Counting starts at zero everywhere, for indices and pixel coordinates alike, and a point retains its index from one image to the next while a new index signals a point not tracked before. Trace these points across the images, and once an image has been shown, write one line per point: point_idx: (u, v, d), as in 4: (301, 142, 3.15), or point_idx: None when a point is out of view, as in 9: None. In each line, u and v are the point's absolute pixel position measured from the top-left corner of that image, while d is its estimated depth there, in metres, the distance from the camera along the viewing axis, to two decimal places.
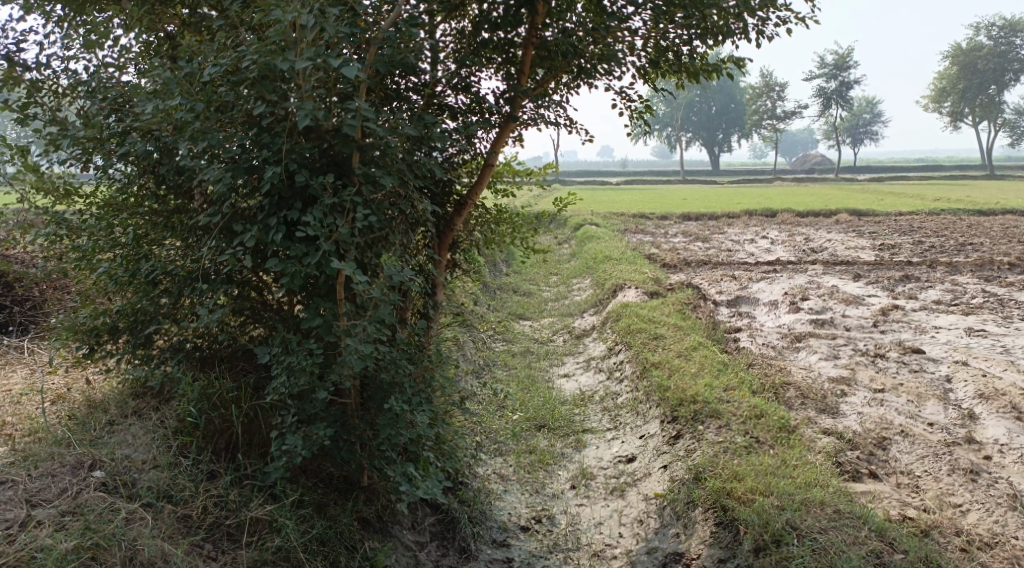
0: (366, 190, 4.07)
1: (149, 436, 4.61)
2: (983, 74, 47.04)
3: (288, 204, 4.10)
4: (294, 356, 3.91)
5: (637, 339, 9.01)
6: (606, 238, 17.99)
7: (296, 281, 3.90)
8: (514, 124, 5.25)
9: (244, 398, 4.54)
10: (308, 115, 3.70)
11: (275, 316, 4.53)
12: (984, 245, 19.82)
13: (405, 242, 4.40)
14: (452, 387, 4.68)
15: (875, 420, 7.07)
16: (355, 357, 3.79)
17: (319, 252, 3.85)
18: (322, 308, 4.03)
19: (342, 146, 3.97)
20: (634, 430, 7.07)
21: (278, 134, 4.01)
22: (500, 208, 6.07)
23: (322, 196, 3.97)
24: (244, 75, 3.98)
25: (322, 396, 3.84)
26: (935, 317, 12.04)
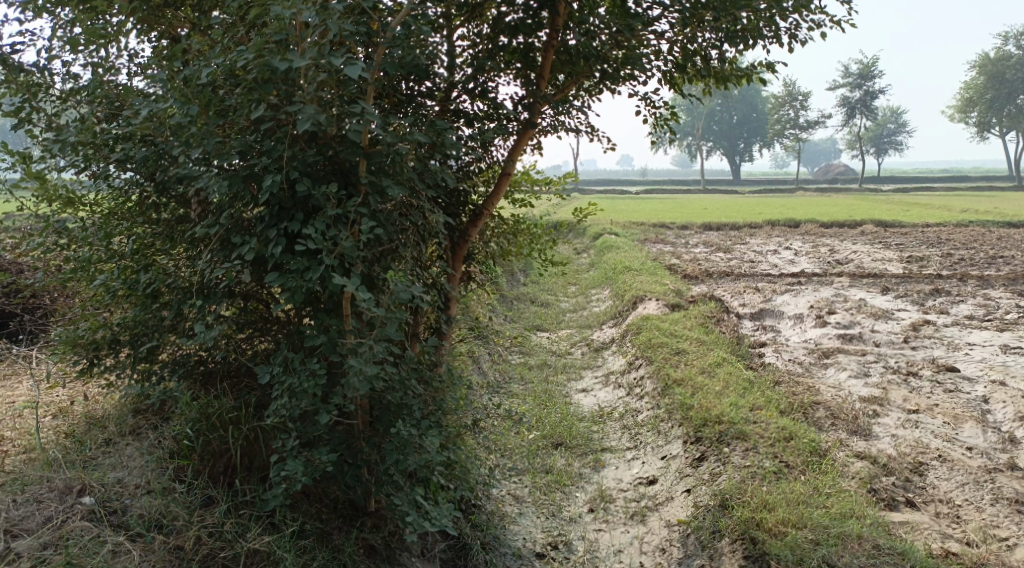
0: (373, 201, 3.83)
1: (143, 458, 4.41)
2: (1011, 85, 46.37)
3: (289, 215, 3.85)
4: (294, 378, 3.67)
5: (658, 354, 8.71)
6: (627, 248, 17.69)
7: (296, 296, 3.66)
8: (533, 132, 4.99)
9: (244, 419, 4.31)
10: (310, 120, 3.46)
11: (278, 332, 4.30)
12: (1015, 258, 19.33)
13: (416, 255, 4.15)
14: (464, 408, 4.41)
15: (910, 444, 6.73)
16: (359, 379, 3.54)
17: (321, 267, 3.61)
18: (326, 325, 3.78)
19: (348, 153, 3.73)
20: (655, 450, 6.77)
21: (280, 140, 3.77)
22: (518, 218, 5.81)
23: (326, 205, 3.73)
24: (244, 77, 3.76)
25: (323, 420, 3.60)
26: (968, 333, 11.65)
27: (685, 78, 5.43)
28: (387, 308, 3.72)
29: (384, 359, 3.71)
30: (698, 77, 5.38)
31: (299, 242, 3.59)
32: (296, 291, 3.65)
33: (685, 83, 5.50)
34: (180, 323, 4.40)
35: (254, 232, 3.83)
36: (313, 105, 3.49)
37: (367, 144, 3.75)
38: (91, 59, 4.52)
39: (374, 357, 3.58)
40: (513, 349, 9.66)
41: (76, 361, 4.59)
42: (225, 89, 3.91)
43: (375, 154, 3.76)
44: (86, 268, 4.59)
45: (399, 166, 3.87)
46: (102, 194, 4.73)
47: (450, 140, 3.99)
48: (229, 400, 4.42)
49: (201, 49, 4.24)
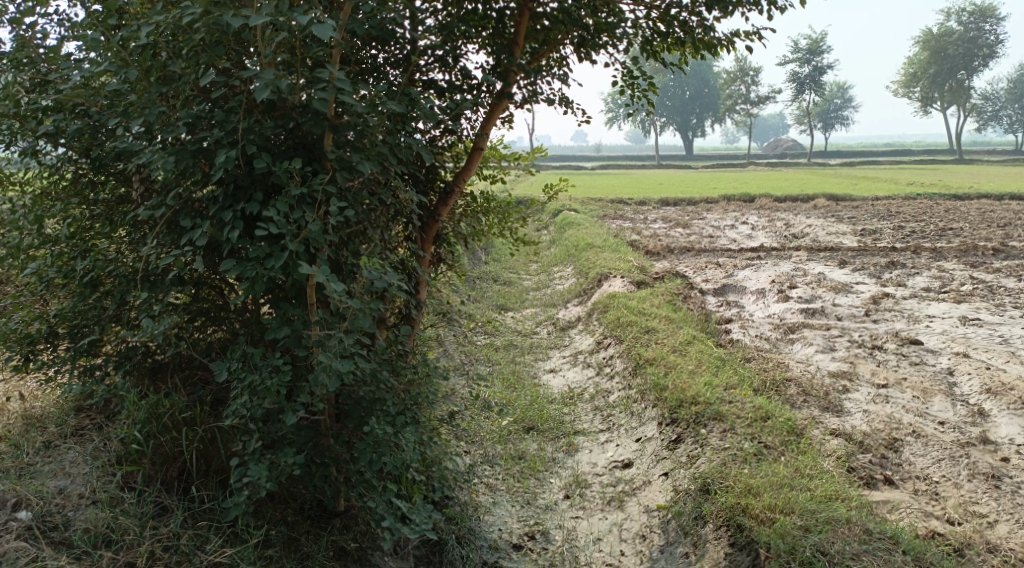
0: (342, 178, 3.57)
1: (87, 464, 4.12)
2: (954, 60, 47.21)
3: (247, 195, 3.56)
4: (257, 375, 3.40)
5: (627, 333, 8.57)
6: (587, 224, 17.55)
7: (258, 285, 3.39)
8: (505, 104, 4.74)
9: (200, 418, 4.04)
10: (269, 86, 3.16)
11: (235, 319, 4.03)
12: (965, 230, 19.61)
13: (385, 237, 3.90)
14: (438, 401, 4.18)
15: (883, 419, 6.67)
16: (328, 375, 3.29)
17: (284, 254, 3.35)
18: (289, 315, 3.52)
19: (312, 125, 3.45)
20: (629, 432, 6.63)
21: (234, 112, 3.47)
22: (488, 195, 5.57)
23: (287, 184, 3.45)
24: (191, 40, 3.43)
25: (289, 420, 3.35)
26: (927, 305, 11.72)
27: (664, 47, 5.21)
28: (358, 296, 3.47)
29: (354, 351, 3.46)
30: (677, 44, 5.15)
31: (259, 225, 3.32)
32: (257, 278, 3.37)
33: (662, 52, 5.28)
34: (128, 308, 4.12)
35: (208, 215, 3.55)
36: (272, 69, 3.19)
37: (335, 114, 3.48)
38: (10, 19, 4.10)
39: (344, 350, 3.33)
40: (479, 330, 9.44)
41: (11, 357, 4.25)
42: (169, 54, 3.58)
43: (342, 125, 3.49)
44: (15, 254, 4.23)
45: (367, 138, 3.60)
46: (31, 172, 4.36)
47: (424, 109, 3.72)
48: (183, 397, 4.13)
49: (140, 11, 3.90)
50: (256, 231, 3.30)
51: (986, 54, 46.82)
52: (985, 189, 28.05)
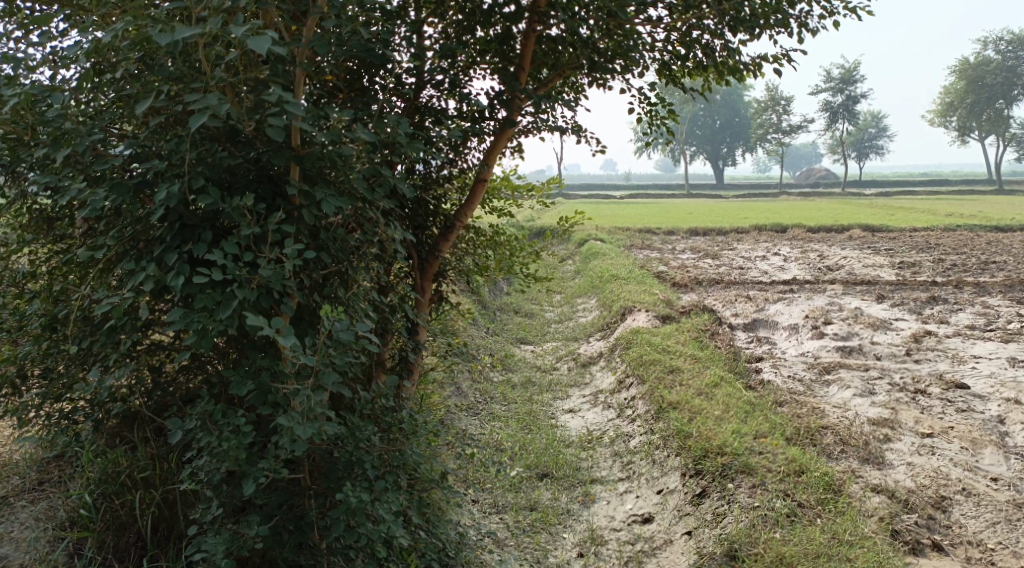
0: (305, 214, 3.25)
1: (33, 528, 3.79)
2: (992, 89, 46.35)
3: (194, 232, 3.28)
4: (213, 436, 3.06)
5: (650, 372, 8.09)
6: (613, 254, 17.07)
7: (205, 342, 3.02)
8: (512, 132, 4.34)
9: (158, 479, 3.70)
10: (206, 110, 2.85)
11: (191, 369, 3.65)
12: (1008, 263, 18.86)
13: (363, 275, 3.61)
14: (428, 462, 3.78)
15: (929, 474, 6.13)
16: (288, 439, 2.92)
17: (232, 304, 2.99)
18: (249, 367, 3.17)
19: (272, 156, 3.15)
20: (650, 483, 6.13)
21: (183, 141, 3.19)
22: (497, 228, 5.13)
23: (240, 223, 3.14)
24: (140, 64, 3.23)
25: (246, 491, 2.92)
26: (972, 345, 11.10)
27: (685, 72, 4.79)
28: (323, 348, 3.11)
29: (324, 413, 3.09)
30: (699, 69, 4.73)
31: (201, 270, 3.00)
32: (202, 330, 3.04)
33: (683, 77, 4.86)
34: (65, 365, 3.70)
35: (152, 256, 3.25)
36: (216, 92, 2.89)
37: (296, 144, 3.16)
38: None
39: (308, 410, 2.96)
40: (495, 366, 9.01)
41: None
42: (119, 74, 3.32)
43: (306, 156, 3.18)
44: None
45: (334, 168, 3.28)
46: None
47: (405, 138, 3.38)
48: (144, 452, 3.79)
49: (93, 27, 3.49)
50: (199, 278, 2.98)
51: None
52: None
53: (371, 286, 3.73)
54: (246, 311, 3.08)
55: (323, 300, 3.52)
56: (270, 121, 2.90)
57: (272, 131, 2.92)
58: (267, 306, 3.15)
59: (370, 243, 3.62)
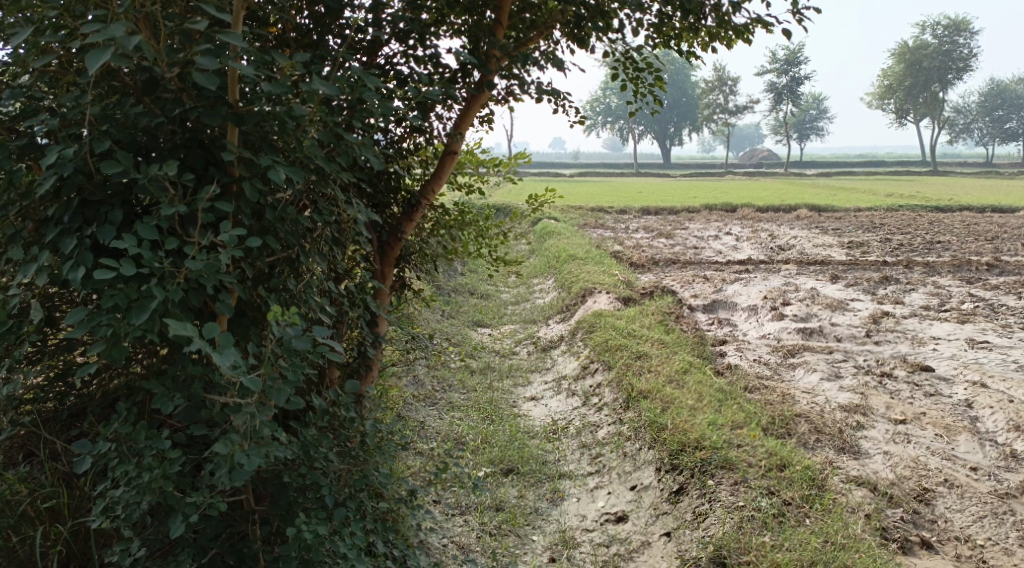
0: (246, 189, 2.84)
1: None
2: (931, 71, 47.15)
3: (100, 211, 2.83)
4: (132, 465, 2.72)
5: (617, 358, 7.77)
6: (568, 234, 16.75)
7: (116, 351, 2.61)
8: (486, 98, 3.92)
9: (65, 512, 3.41)
10: (111, 46, 2.38)
11: (106, 372, 3.22)
12: (954, 243, 19.04)
13: (314, 267, 3.19)
14: (387, 481, 3.44)
15: (908, 464, 5.92)
16: (225, 471, 2.54)
17: (148, 308, 2.54)
18: (176, 375, 2.77)
19: (204, 114, 2.74)
20: (622, 478, 5.83)
21: (88, 104, 2.75)
22: (463, 206, 4.70)
23: (160, 199, 2.73)
24: (35, 11, 2.77)
25: (174, 531, 2.66)
26: (929, 326, 11.05)
27: (673, 34, 4.38)
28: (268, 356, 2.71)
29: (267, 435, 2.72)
30: (687, 31, 4.33)
31: (107, 263, 2.56)
32: (113, 330, 2.62)
33: (670, 41, 4.45)
34: None
35: (47, 241, 2.82)
36: (123, 23, 2.45)
37: (234, 99, 2.76)
38: None
39: (250, 438, 2.60)
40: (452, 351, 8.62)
41: None
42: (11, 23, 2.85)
43: (245, 115, 2.78)
44: None
45: (281, 129, 2.87)
46: None
47: (368, 96, 2.95)
48: (50, 477, 3.48)
49: None
50: (105, 272, 2.55)
51: (962, 67, 46.77)
52: (970, 201, 27.59)
53: (325, 275, 3.32)
54: (169, 310, 2.66)
55: (268, 292, 3.09)
56: (199, 64, 2.48)
57: (201, 77, 2.50)
58: (196, 302, 2.74)
59: (323, 223, 3.22)
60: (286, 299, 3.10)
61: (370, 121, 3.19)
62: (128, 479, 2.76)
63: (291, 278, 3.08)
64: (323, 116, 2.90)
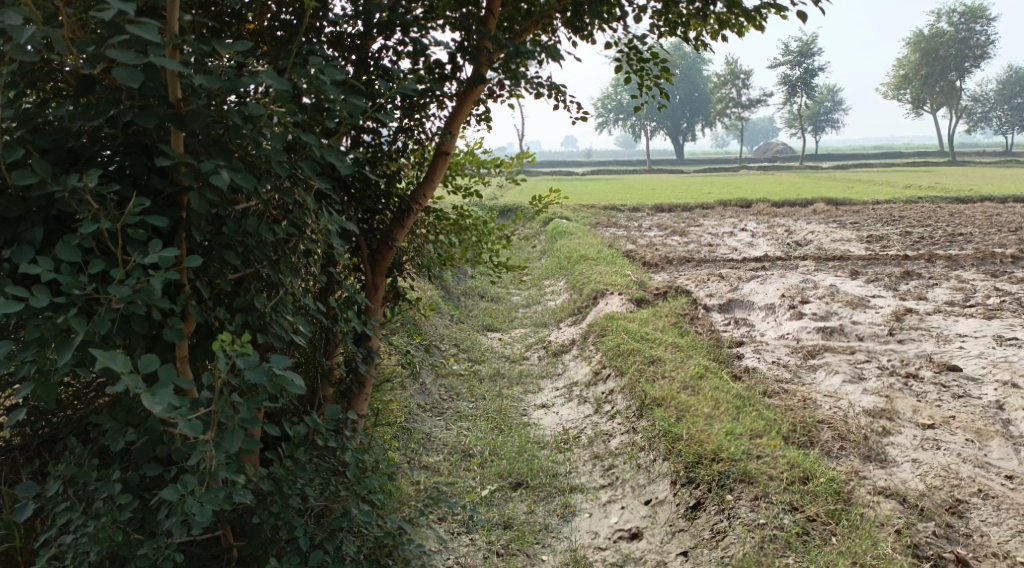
0: (192, 199, 2.57)
1: None
2: (948, 61, 46.49)
3: (30, 230, 2.59)
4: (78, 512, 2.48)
5: (629, 363, 7.48)
6: (580, 233, 16.47)
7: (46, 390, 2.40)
8: (479, 92, 3.66)
9: (24, 552, 3.20)
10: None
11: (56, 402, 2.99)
12: (976, 235, 18.59)
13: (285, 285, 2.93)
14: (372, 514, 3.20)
15: (938, 473, 5.61)
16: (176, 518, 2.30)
17: (68, 343, 2.29)
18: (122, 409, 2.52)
19: (140, 116, 2.48)
20: (636, 492, 5.56)
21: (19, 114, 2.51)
22: (462, 210, 4.42)
23: (83, 214, 2.48)
24: None
25: None
26: (954, 322, 10.68)
27: (679, 22, 4.09)
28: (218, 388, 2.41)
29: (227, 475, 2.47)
30: (695, 17, 4.03)
31: (18, 293, 2.33)
32: (38, 366, 2.40)
33: (677, 30, 4.16)
34: None
35: None
36: (21, 13, 2.23)
37: (175, 96, 2.50)
38: None
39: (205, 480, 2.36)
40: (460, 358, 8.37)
41: None
42: None
43: (188, 114, 2.52)
44: None
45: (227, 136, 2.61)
46: None
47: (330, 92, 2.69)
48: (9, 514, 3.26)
49: None
50: (16, 303, 2.32)
51: (979, 55, 46.07)
52: (990, 192, 27.07)
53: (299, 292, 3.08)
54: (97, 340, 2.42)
55: (232, 313, 2.85)
56: (111, 57, 2.25)
57: (123, 73, 2.29)
58: (138, 329, 2.52)
59: (294, 236, 2.97)
60: (254, 319, 2.86)
61: (341, 121, 2.94)
62: (76, 525, 2.53)
63: (257, 296, 2.82)
64: (285, 117, 2.66)
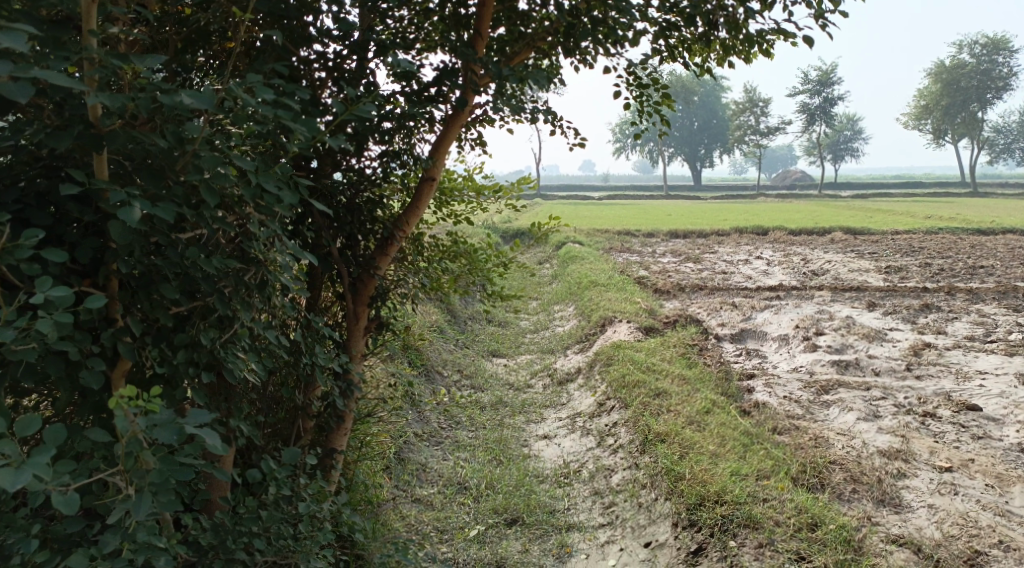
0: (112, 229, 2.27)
1: None
2: (969, 91, 46.20)
3: None
4: None
5: (634, 396, 7.22)
6: (591, 258, 16.24)
7: None
8: (466, 116, 3.53)
9: None
10: None
11: None
12: (997, 268, 18.25)
13: (239, 319, 2.71)
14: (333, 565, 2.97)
15: (956, 521, 5.32)
16: None
17: None
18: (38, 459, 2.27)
19: (52, 136, 2.19)
20: (636, 533, 5.29)
21: None
22: (455, 236, 4.22)
23: None
24: None
25: None
26: (974, 359, 10.36)
27: (682, 46, 3.89)
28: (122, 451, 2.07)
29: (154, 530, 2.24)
30: (699, 41, 3.84)
31: None
32: None
33: (680, 55, 3.97)
34: None
35: None
36: None
37: (92, 117, 2.23)
38: None
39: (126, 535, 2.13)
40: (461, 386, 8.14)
41: None
42: None
43: (107, 135, 2.25)
44: None
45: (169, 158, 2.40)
46: None
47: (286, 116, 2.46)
48: None
49: None
50: None
51: (1001, 86, 45.76)
52: (1011, 224, 26.69)
53: (256, 327, 2.86)
54: None
55: (176, 350, 2.61)
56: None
57: (10, 85, 1.91)
58: (51, 370, 2.25)
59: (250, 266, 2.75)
60: (201, 356, 2.63)
61: (304, 142, 2.72)
62: None
63: (204, 331, 2.59)
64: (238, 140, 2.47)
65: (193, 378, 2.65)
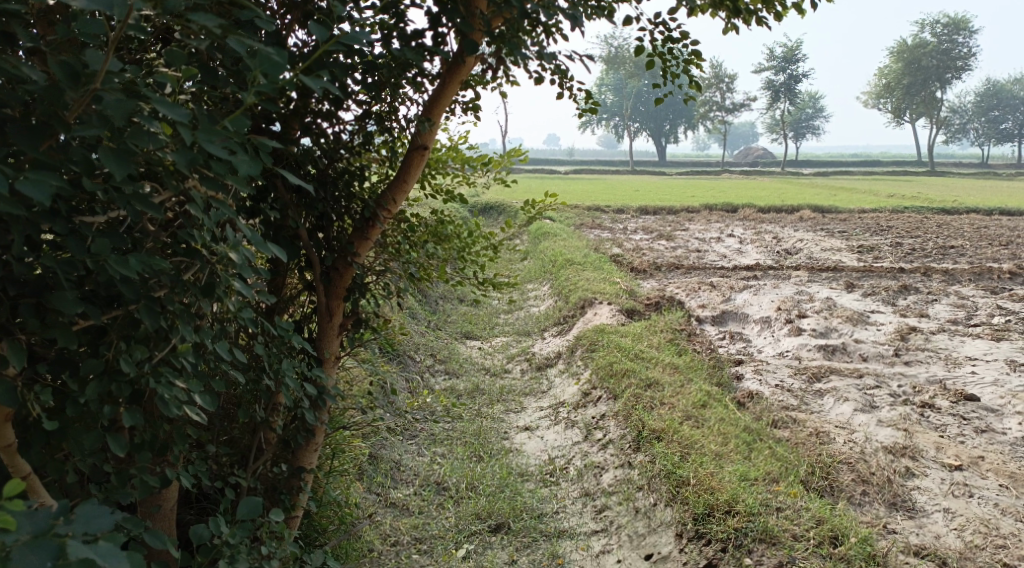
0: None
1: None
2: (932, 71, 46.39)
3: None
4: None
5: (623, 387, 6.74)
6: (564, 235, 15.72)
7: None
8: (466, 72, 2.99)
9: None
10: None
11: None
12: (968, 249, 18.13)
13: (176, 335, 2.17)
14: None
15: (977, 529, 4.94)
16: None
17: None
18: None
19: None
20: (634, 543, 4.85)
21: None
22: (442, 215, 3.68)
23: None
24: None
25: None
26: (962, 344, 10.08)
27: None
28: None
29: None
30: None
31: None
32: None
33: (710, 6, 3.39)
34: None
35: None
36: None
37: None
38: None
39: None
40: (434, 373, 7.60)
41: None
42: None
43: None
44: None
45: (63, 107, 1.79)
46: None
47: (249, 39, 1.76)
48: None
49: None
50: None
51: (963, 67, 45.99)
52: (976, 204, 26.67)
53: (199, 340, 2.30)
54: None
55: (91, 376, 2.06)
56: None
57: None
58: None
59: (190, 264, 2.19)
60: (121, 386, 2.08)
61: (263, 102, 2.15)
62: None
63: (124, 354, 2.03)
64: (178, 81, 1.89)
65: (115, 411, 2.10)
